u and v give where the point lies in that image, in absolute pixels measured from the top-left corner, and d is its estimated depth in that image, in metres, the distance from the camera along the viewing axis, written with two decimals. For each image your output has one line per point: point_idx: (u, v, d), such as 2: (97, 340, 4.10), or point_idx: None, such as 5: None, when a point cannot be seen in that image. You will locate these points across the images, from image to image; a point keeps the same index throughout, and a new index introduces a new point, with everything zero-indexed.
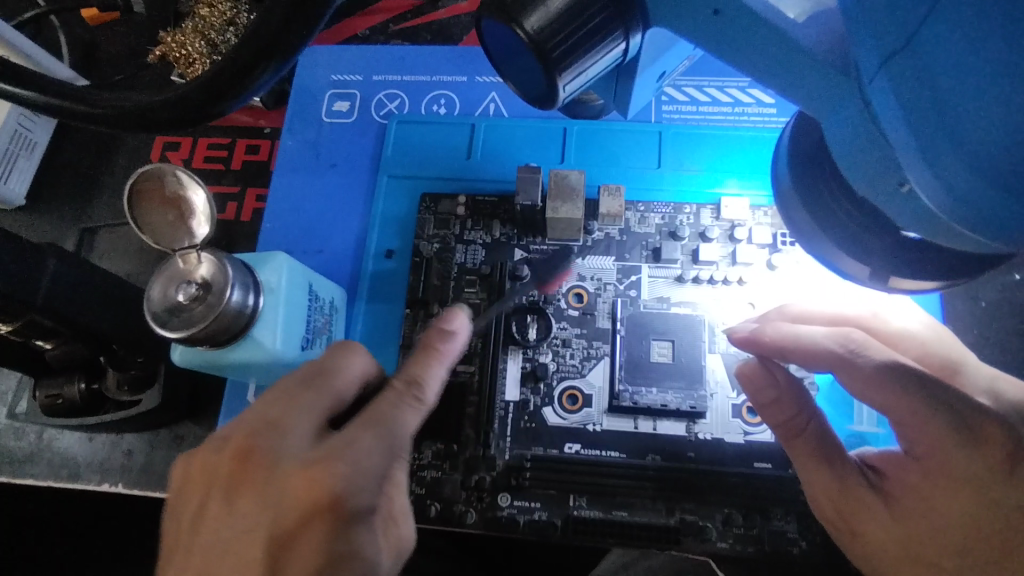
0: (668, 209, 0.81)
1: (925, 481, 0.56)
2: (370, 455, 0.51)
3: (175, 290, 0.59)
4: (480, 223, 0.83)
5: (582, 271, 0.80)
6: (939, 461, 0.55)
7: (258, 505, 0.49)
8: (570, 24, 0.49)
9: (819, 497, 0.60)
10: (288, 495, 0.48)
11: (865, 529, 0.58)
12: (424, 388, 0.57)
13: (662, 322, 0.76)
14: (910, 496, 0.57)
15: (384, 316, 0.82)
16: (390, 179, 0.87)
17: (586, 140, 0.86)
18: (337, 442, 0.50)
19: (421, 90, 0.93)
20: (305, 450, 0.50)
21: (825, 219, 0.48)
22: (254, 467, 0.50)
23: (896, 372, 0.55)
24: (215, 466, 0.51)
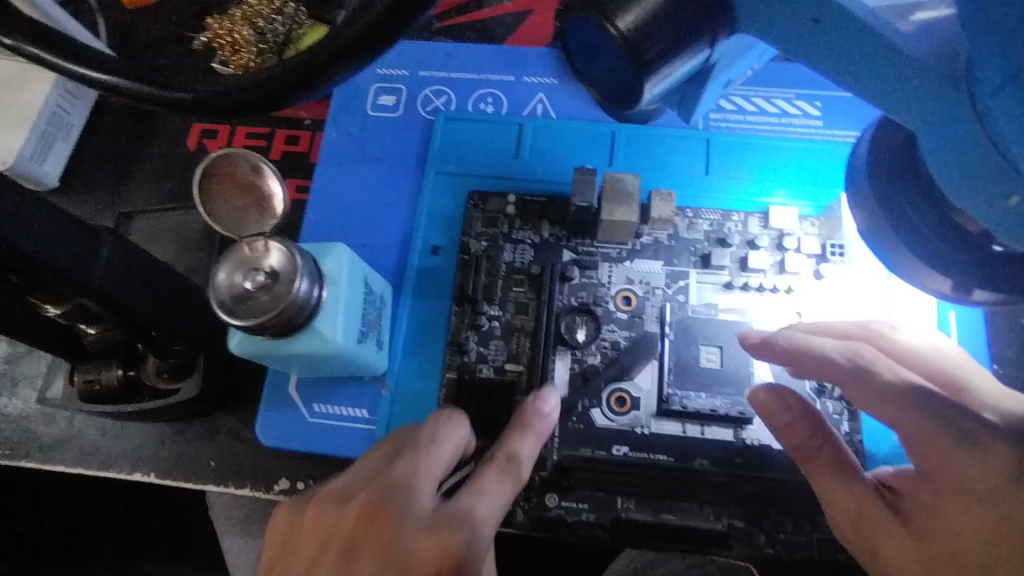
0: (716, 216, 0.82)
1: (934, 498, 0.57)
2: (486, 522, 0.53)
3: (242, 278, 0.58)
4: (529, 223, 0.83)
5: (631, 274, 0.80)
6: (945, 478, 0.55)
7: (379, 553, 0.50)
8: (663, 26, 0.50)
9: (835, 513, 0.62)
10: (414, 559, 0.50)
11: (880, 547, 0.59)
12: (521, 463, 0.60)
13: (711, 328, 0.77)
14: (922, 514, 0.58)
15: (429, 312, 0.81)
16: (437, 176, 0.87)
17: (634, 144, 0.87)
18: (458, 511, 0.53)
19: (468, 88, 0.93)
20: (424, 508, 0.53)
21: (895, 225, 0.49)
22: (380, 523, 0.52)
23: (907, 394, 0.57)
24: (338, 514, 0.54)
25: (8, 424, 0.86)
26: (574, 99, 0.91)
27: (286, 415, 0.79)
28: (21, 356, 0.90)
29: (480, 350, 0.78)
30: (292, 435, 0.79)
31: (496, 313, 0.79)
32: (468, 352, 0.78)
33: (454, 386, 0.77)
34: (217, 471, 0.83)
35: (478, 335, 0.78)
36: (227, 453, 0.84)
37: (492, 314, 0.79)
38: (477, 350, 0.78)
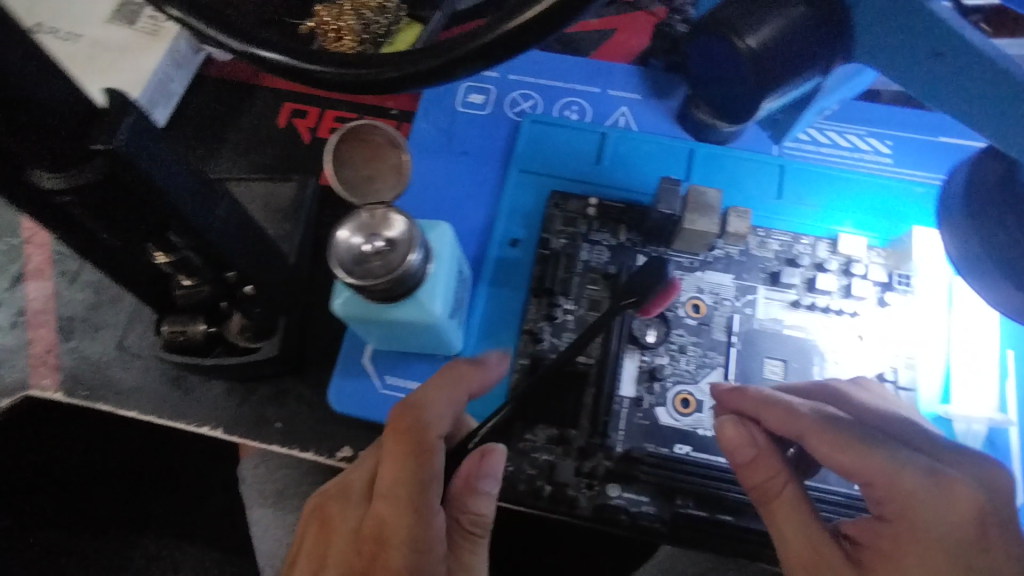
0: (786, 237, 0.86)
1: (892, 546, 0.59)
2: (396, 500, 0.61)
3: (359, 241, 0.62)
4: (607, 226, 0.86)
5: (701, 283, 0.84)
6: (909, 528, 0.58)
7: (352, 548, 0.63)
8: (792, 47, 0.53)
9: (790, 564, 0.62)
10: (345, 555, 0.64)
11: None
12: (422, 415, 0.63)
13: (776, 342, 0.81)
14: (877, 561, 0.60)
15: (504, 300, 0.85)
16: (520, 173, 0.91)
17: (711, 162, 0.91)
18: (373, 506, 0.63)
19: (555, 94, 0.97)
20: (379, 508, 0.62)
21: (985, 257, 0.50)
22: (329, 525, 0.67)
23: (864, 439, 0.61)
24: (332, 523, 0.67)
25: (90, 367, 0.90)
26: (655, 115, 0.95)
27: (360, 383, 0.83)
28: (104, 305, 0.94)
29: (554, 341, 0.81)
30: (364, 404, 0.82)
31: (571, 307, 0.82)
32: (542, 341, 0.81)
33: (526, 372, 0.80)
34: (282, 432, 0.87)
35: (552, 326, 0.82)
36: (295, 416, 0.88)
37: (567, 307, 0.82)
38: (550, 341, 0.81)
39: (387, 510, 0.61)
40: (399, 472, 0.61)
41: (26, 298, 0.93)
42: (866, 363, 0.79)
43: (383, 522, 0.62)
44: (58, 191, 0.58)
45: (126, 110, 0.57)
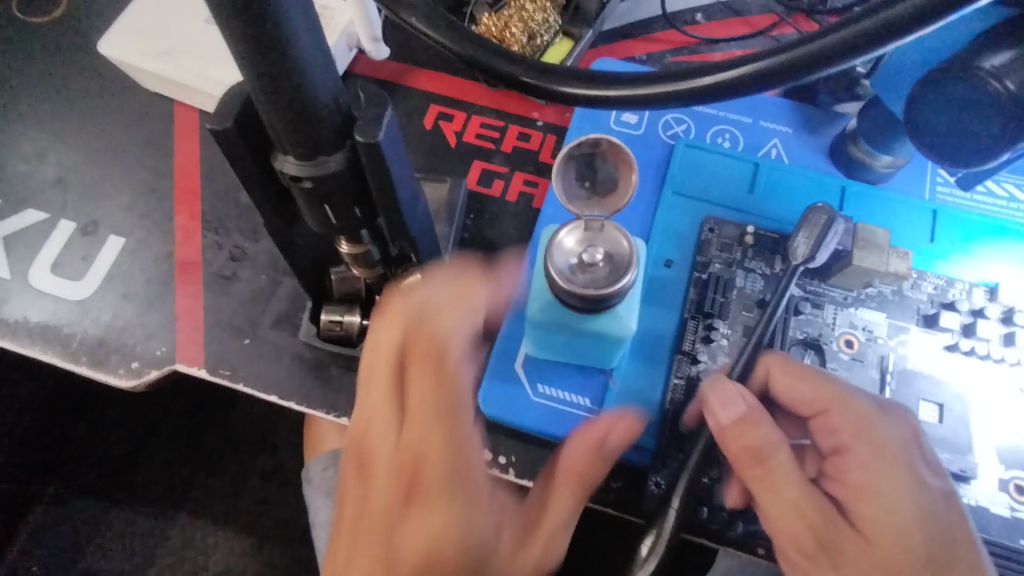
0: (940, 281, 0.86)
1: (867, 484, 0.68)
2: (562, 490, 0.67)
3: (577, 253, 0.66)
4: (762, 255, 0.87)
5: (855, 320, 0.85)
6: (868, 470, 0.68)
7: (430, 437, 0.59)
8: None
9: (785, 524, 0.67)
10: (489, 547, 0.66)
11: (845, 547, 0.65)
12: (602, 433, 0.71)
13: (933, 385, 0.81)
14: (863, 506, 0.67)
15: (657, 319, 0.86)
16: (674, 195, 0.92)
17: (864, 201, 0.92)
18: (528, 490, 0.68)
19: (708, 121, 0.99)
20: (423, 423, 0.59)
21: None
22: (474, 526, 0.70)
23: (845, 389, 0.72)
24: (358, 477, 0.62)
25: (233, 348, 0.91)
26: (806, 149, 0.97)
27: (510, 388, 0.84)
28: (250, 288, 0.95)
29: (709, 364, 0.82)
30: (515, 410, 0.83)
31: (727, 331, 0.83)
32: (699, 363, 0.82)
33: (683, 393, 0.81)
34: None
35: (709, 349, 0.82)
36: None
37: (723, 331, 0.83)
38: (706, 363, 0.82)
39: (434, 452, 0.59)
40: (434, 387, 0.61)
41: (174, 274, 0.96)
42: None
43: (422, 523, 0.57)
44: (298, 177, 0.60)
45: (386, 106, 0.60)
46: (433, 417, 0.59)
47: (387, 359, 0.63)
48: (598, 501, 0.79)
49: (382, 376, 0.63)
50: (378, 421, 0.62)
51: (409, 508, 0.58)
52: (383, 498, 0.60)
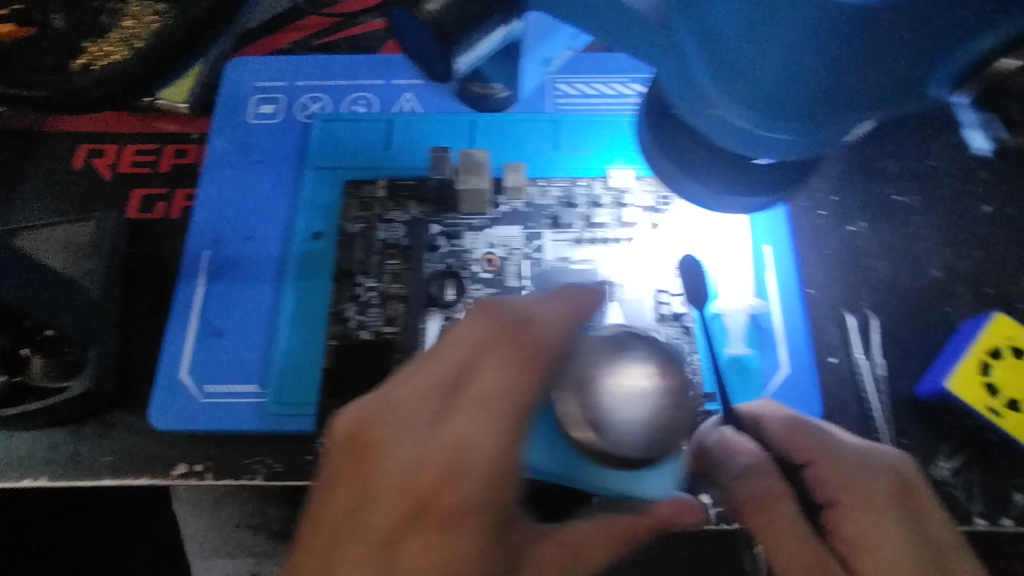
0: (565, 182, 0.92)
1: (496, 390, 0.59)
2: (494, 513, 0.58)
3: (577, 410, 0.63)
4: (399, 203, 0.92)
5: (492, 239, 0.90)
6: (495, 398, 0.59)
7: (432, 552, 0.56)
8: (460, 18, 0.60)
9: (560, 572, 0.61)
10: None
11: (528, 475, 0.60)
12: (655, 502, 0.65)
13: (564, 278, 0.87)
14: (604, 432, 0.61)
15: (312, 291, 0.88)
16: (315, 170, 0.95)
17: (493, 130, 0.97)
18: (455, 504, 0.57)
19: (342, 92, 1.01)
20: (426, 556, 0.56)
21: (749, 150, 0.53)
22: None
23: (563, 342, 0.62)
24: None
25: None
26: (438, 96, 1.02)
27: (176, 398, 0.84)
28: None
29: (361, 318, 0.86)
30: (183, 420, 0.82)
31: (373, 283, 0.87)
32: (348, 320, 0.85)
33: (336, 354, 0.83)
34: (113, 464, 0.81)
35: (358, 306, 0.86)
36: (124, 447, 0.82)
37: (370, 284, 0.88)
38: (357, 319, 0.85)
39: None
40: (474, 411, 0.58)
41: None
42: (643, 279, 0.87)
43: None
44: None
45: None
46: (439, 519, 0.57)
47: (394, 484, 0.58)
48: (295, 476, 0.80)
49: (367, 498, 0.58)
50: (339, 538, 0.57)
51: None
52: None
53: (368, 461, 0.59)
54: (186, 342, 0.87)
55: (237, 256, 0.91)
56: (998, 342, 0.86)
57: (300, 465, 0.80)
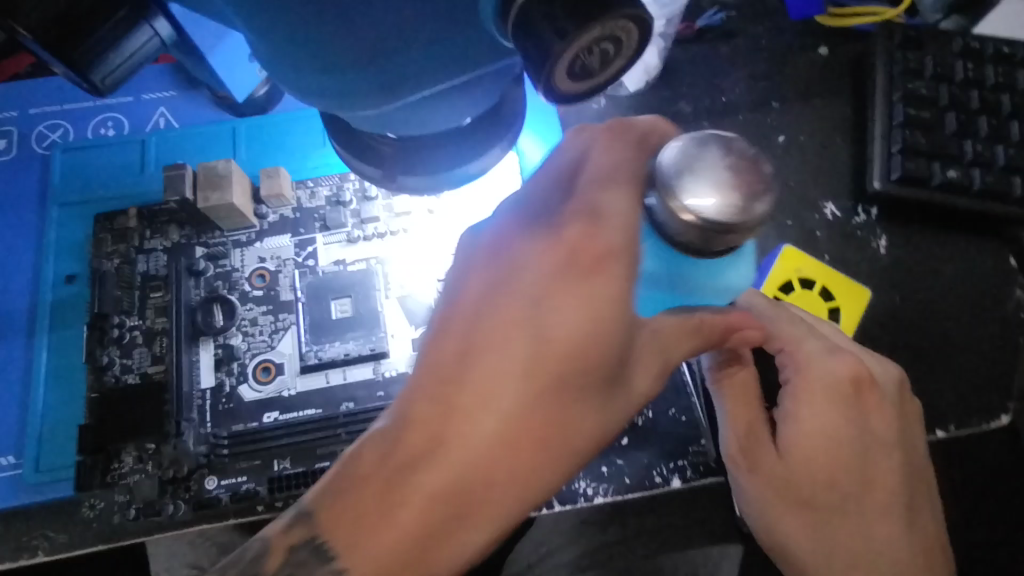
0: (334, 180, 0.87)
1: (613, 184, 0.56)
2: (568, 318, 0.53)
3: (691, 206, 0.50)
4: (157, 230, 0.85)
5: (262, 253, 0.84)
6: (628, 175, 0.57)
7: (585, 311, 0.53)
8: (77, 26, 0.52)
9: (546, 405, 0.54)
10: (504, 442, 0.53)
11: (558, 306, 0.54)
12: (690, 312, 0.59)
13: (339, 281, 0.82)
14: (598, 245, 0.54)
15: (68, 341, 0.81)
16: (61, 208, 0.87)
17: (255, 134, 0.91)
18: (548, 306, 0.54)
19: (86, 116, 0.92)
20: (579, 315, 0.53)
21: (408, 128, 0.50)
22: (520, 454, 0.54)
23: (620, 132, 0.60)
24: (439, 399, 0.54)
25: None
26: (195, 106, 0.94)
27: None
28: None
29: (123, 362, 0.79)
30: None
31: (134, 322, 0.80)
32: (107, 367, 0.78)
33: (96, 406, 0.77)
34: None
35: (119, 349, 0.79)
36: None
37: (131, 324, 0.80)
38: (118, 363, 0.79)
39: (583, 343, 0.53)
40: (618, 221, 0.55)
41: None
42: (424, 270, 0.83)
43: (569, 432, 0.54)
44: None
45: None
46: (584, 270, 0.54)
47: (531, 265, 0.55)
48: (80, 545, 0.71)
49: (513, 277, 0.56)
50: (478, 342, 0.54)
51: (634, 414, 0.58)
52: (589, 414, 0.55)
53: (513, 247, 0.57)
54: None
55: None
56: (790, 274, 0.88)
57: (84, 532, 0.71)
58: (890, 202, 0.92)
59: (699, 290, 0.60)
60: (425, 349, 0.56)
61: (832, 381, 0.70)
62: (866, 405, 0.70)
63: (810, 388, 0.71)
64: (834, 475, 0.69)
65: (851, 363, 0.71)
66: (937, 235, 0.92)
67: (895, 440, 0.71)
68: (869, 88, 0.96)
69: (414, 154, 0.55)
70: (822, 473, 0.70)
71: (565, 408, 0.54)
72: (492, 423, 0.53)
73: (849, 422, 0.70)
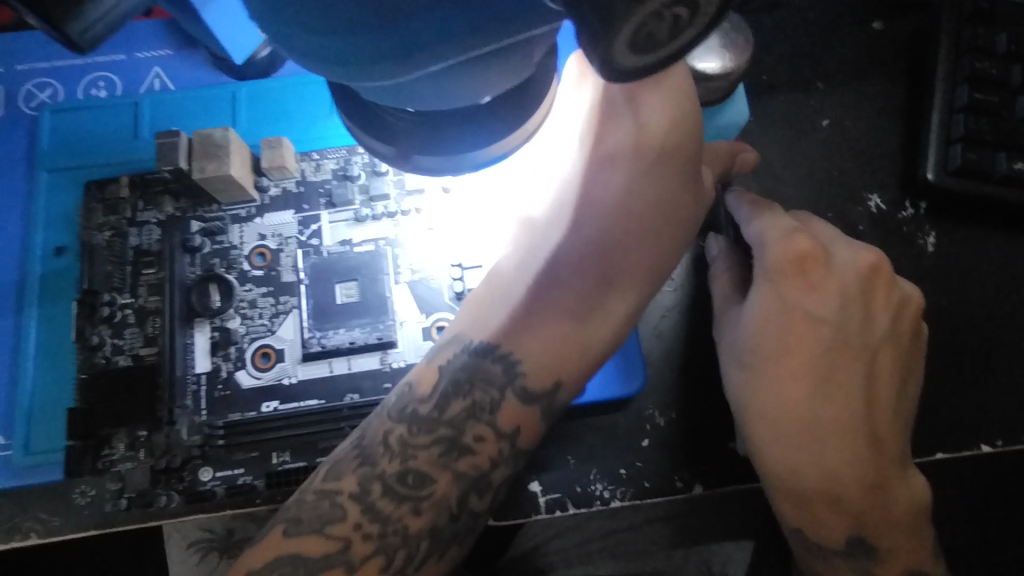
0: (342, 152, 0.81)
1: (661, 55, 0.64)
2: (660, 116, 0.64)
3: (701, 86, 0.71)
4: (152, 201, 0.79)
5: (263, 229, 0.78)
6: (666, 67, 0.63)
7: (670, 112, 0.63)
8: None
9: (650, 213, 0.68)
10: (613, 246, 0.68)
11: (643, 112, 0.65)
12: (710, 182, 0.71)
13: (345, 263, 0.76)
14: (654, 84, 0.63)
15: (58, 318, 0.76)
16: (50, 174, 0.81)
17: (258, 99, 0.84)
18: (645, 123, 0.65)
19: (76, 74, 0.85)
20: (668, 115, 0.64)
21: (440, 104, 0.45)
22: (644, 252, 0.69)
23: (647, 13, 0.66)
24: (573, 210, 0.69)
25: None
26: (193, 66, 0.86)
27: None
28: None
29: (115, 342, 0.74)
30: None
31: (127, 300, 0.75)
32: (99, 347, 0.74)
33: (87, 388, 0.72)
34: None
35: (110, 328, 0.74)
36: None
37: (123, 302, 0.75)
38: (110, 343, 0.74)
39: (676, 133, 0.64)
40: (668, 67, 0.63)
41: None
42: (436, 254, 0.77)
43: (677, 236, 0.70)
44: None
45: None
46: (665, 86, 0.63)
47: (604, 110, 0.67)
48: (71, 530, 0.69)
49: (602, 109, 0.67)
50: (593, 160, 0.68)
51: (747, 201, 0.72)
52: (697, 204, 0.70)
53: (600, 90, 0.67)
54: None
55: None
56: None
57: (75, 517, 0.69)
58: (943, 197, 0.85)
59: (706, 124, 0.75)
60: (557, 172, 0.70)
61: (785, 251, 0.66)
62: (812, 277, 0.66)
63: (761, 261, 0.68)
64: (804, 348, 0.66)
65: (800, 237, 0.67)
66: (991, 234, 0.85)
67: (842, 321, 0.66)
68: (930, 69, 0.87)
69: (433, 132, 0.50)
70: (780, 345, 0.66)
71: (654, 215, 0.68)
72: (620, 212, 0.68)
73: (795, 295, 0.66)
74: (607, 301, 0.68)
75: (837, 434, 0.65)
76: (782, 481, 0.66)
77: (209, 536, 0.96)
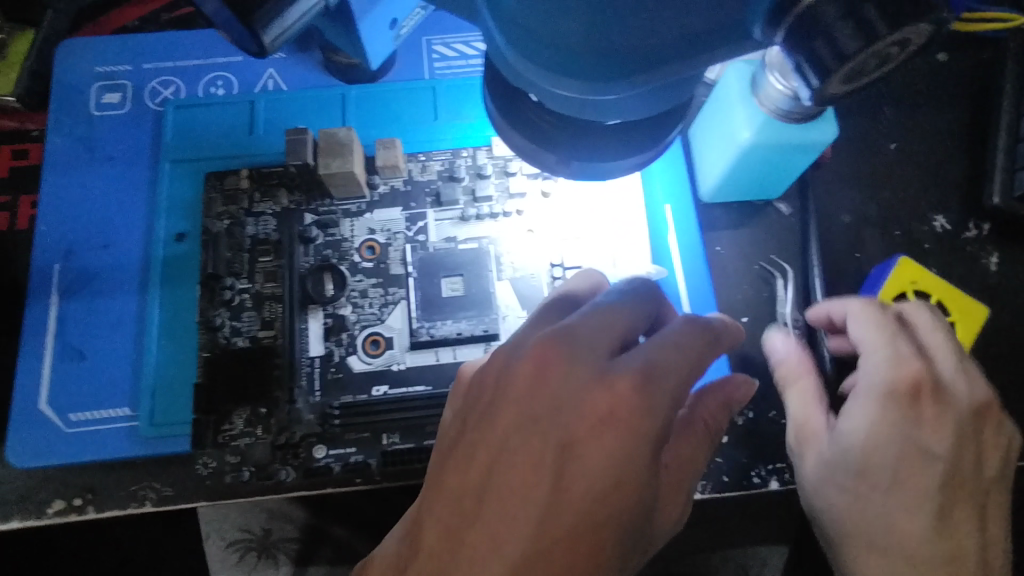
0: (447, 155, 0.86)
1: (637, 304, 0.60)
2: (597, 475, 0.52)
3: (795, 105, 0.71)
4: (267, 194, 0.84)
5: (372, 224, 0.83)
6: (652, 381, 0.55)
7: (608, 474, 0.53)
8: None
9: (466, 471, 0.54)
10: (454, 485, 0.54)
11: (577, 470, 0.53)
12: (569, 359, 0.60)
13: (451, 259, 0.81)
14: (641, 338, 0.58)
15: (180, 299, 0.81)
16: (172, 165, 0.86)
17: (366, 102, 0.89)
18: (525, 462, 0.53)
19: (197, 73, 0.92)
20: (537, 493, 0.52)
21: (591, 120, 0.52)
22: (460, 507, 0.53)
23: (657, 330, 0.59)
24: (487, 468, 0.54)
25: None
26: (304, 69, 0.92)
27: (42, 430, 0.77)
28: None
29: (233, 324, 0.79)
30: (55, 455, 0.76)
31: (245, 285, 0.80)
32: (220, 328, 0.78)
33: (208, 366, 0.77)
34: None
35: (229, 311, 0.79)
36: None
37: (241, 287, 0.80)
38: (229, 324, 0.78)
39: (643, 404, 0.54)
40: (620, 432, 0.53)
41: None
42: (536, 254, 0.83)
43: (681, 453, 0.61)
44: None
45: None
46: (619, 424, 0.53)
47: (506, 400, 0.55)
48: (187, 498, 0.75)
49: (505, 468, 0.53)
50: (464, 524, 0.53)
51: (573, 444, 0.53)
52: (602, 451, 0.53)
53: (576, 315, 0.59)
54: (42, 367, 0.79)
55: (93, 267, 0.83)
56: (905, 288, 0.84)
57: (192, 485, 0.75)
58: (1008, 221, 0.90)
59: (795, 150, 0.78)
60: (442, 461, 0.56)
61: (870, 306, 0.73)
62: (923, 411, 0.67)
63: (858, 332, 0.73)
64: (902, 443, 0.66)
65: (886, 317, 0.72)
66: None
67: (952, 457, 0.67)
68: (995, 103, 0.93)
69: (577, 138, 0.57)
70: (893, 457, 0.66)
71: (595, 467, 0.53)
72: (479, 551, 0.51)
73: (898, 398, 0.67)
74: (470, 537, 0.52)
75: (909, 493, 0.67)
76: (847, 524, 0.70)
77: (259, 529, 0.96)
